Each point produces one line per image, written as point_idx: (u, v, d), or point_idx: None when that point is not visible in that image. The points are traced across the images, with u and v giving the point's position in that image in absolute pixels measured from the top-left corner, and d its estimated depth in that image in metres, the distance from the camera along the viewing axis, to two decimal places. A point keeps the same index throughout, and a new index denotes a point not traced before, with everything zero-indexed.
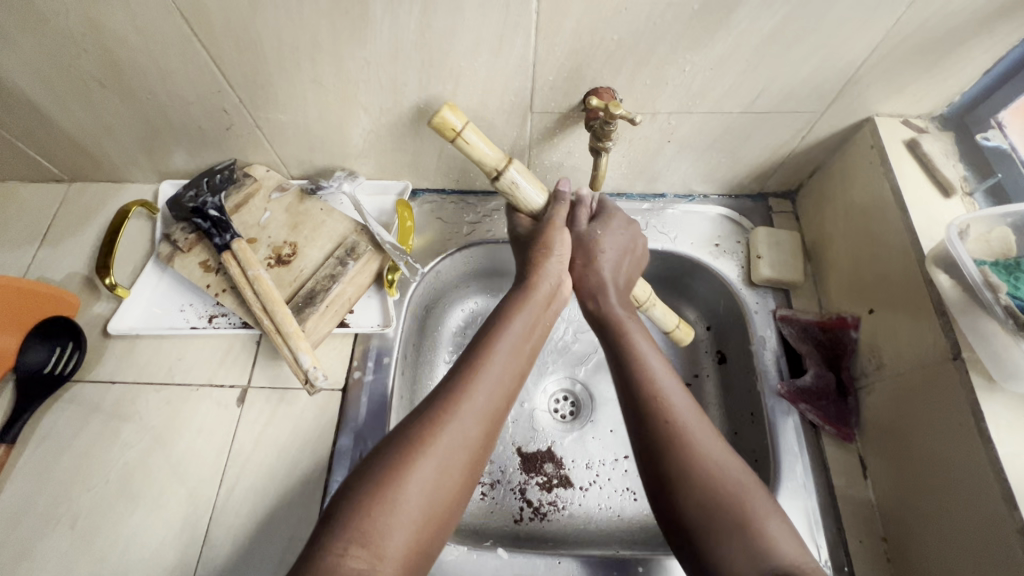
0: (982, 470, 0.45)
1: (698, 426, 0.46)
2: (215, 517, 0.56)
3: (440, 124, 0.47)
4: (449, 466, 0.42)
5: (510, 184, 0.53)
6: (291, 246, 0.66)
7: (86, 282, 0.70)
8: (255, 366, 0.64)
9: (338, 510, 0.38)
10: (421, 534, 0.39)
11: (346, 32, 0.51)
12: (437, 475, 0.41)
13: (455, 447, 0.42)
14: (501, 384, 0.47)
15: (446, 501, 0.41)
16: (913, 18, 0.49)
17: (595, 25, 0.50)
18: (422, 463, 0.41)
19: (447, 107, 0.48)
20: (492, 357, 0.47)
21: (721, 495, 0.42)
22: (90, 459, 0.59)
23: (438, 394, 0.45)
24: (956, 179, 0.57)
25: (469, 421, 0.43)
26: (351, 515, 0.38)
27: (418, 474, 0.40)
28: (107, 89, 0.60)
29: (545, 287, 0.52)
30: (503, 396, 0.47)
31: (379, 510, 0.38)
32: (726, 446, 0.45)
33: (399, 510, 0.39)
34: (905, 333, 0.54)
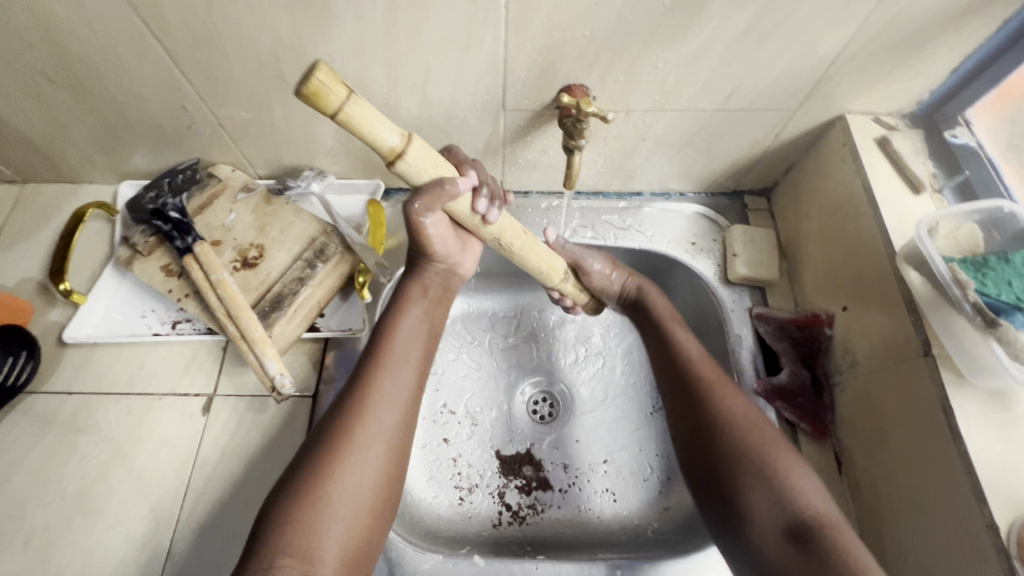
0: (952, 466, 0.45)
1: (729, 392, 0.53)
2: (179, 533, 0.54)
3: (307, 94, 0.32)
4: (371, 457, 0.45)
5: (408, 175, 0.39)
6: (258, 248, 0.63)
7: (40, 287, 0.66)
8: (221, 373, 0.62)
9: (265, 524, 0.41)
10: (356, 531, 0.43)
11: (308, 26, 0.49)
12: (362, 469, 0.44)
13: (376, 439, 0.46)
14: (410, 372, 0.50)
15: (374, 492, 0.45)
16: (882, 15, 0.49)
17: (566, 21, 0.49)
18: (348, 465, 0.44)
19: (317, 67, 0.31)
20: (395, 348, 0.51)
21: (747, 435, 0.50)
22: (45, 474, 0.56)
23: (348, 395, 0.48)
24: (925, 177, 0.58)
25: (383, 413, 0.47)
26: (278, 526, 0.41)
27: (344, 475, 0.43)
28: (57, 85, 0.57)
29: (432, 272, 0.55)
30: (413, 383, 0.50)
31: (307, 516, 0.41)
32: (757, 409, 0.52)
33: (324, 511, 0.42)
34: (876, 332, 0.54)
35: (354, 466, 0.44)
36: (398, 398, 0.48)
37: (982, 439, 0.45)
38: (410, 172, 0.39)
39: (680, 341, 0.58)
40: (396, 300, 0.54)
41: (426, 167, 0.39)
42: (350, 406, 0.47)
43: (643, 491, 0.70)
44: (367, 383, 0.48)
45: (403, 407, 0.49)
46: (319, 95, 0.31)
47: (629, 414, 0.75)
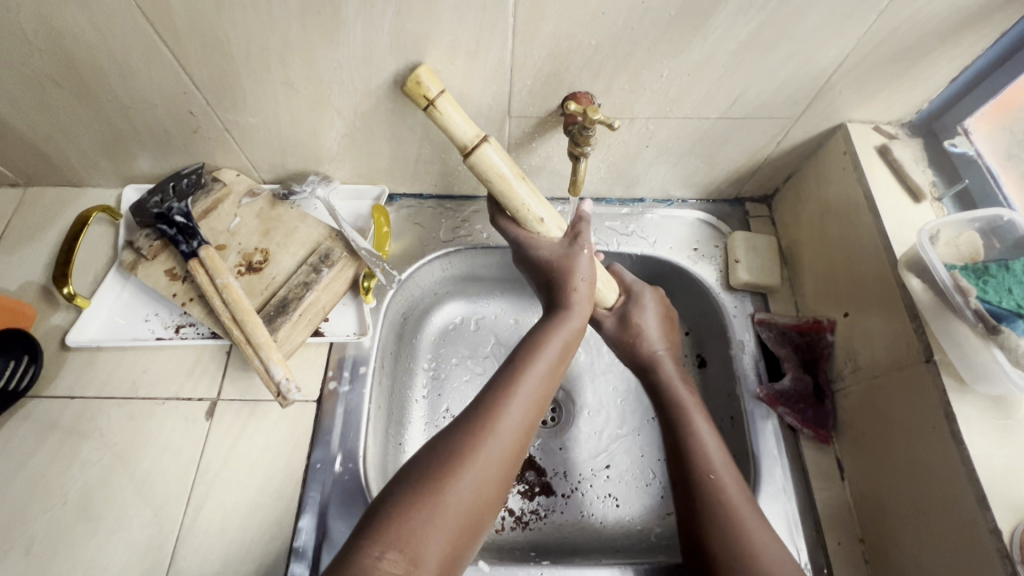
0: (955, 471, 0.45)
1: (733, 488, 0.48)
2: (183, 538, 0.54)
3: (414, 88, 0.50)
4: (486, 477, 0.43)
5: (484, 164, 0.50)
6: (262, 252, 0.63)
7: (42, 291, 0.66)
8: (225, 378, 0.62)
9: (371, 522, 0.40)
10: (457, 542, 0.40)
11: (317, 32, 0.50)
12: (477, 485, 0.42)
13: (491, 456, 0.43)
14: (536, 397, 0.48)
15: (480, 512, 0.42)
16: (884, 26, 0.49)
17: (573, 30, 0.49)
18: (463, 477, 0.42)
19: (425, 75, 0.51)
20: (533, 370, 0.48)
21: (753, 543, 0.45)
22: (46, 480, 0.56)
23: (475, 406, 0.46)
24: (925, 185, 0.58)
25: (505, 433, 0.45)
26: (388, 521, 0.39)
27: (459, 484, 0.41)
28: (63, 89, 0.57)
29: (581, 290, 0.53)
30: (537, 408, 0.48)
31: (418, 521, 0.39)
32: (759, 510, 0.47)
33: (433, 521, 0.39)
34: (878, 339, 0.55)
35: (468, 480, 0.42)
36: (520, 424, 0.46)
37: (985, 445, 0.45)
38: (487, 158, 0.50)
39: (693, 427, 0.53)
40: (537, 328, 0.52)
41: (502, 156, 0.51)
42: (474, 420, 0.45)
43: (646, 496, 0.70)
44: (499, 397, 0.46)
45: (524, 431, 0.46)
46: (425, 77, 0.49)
47: (632, 419, 0.75)
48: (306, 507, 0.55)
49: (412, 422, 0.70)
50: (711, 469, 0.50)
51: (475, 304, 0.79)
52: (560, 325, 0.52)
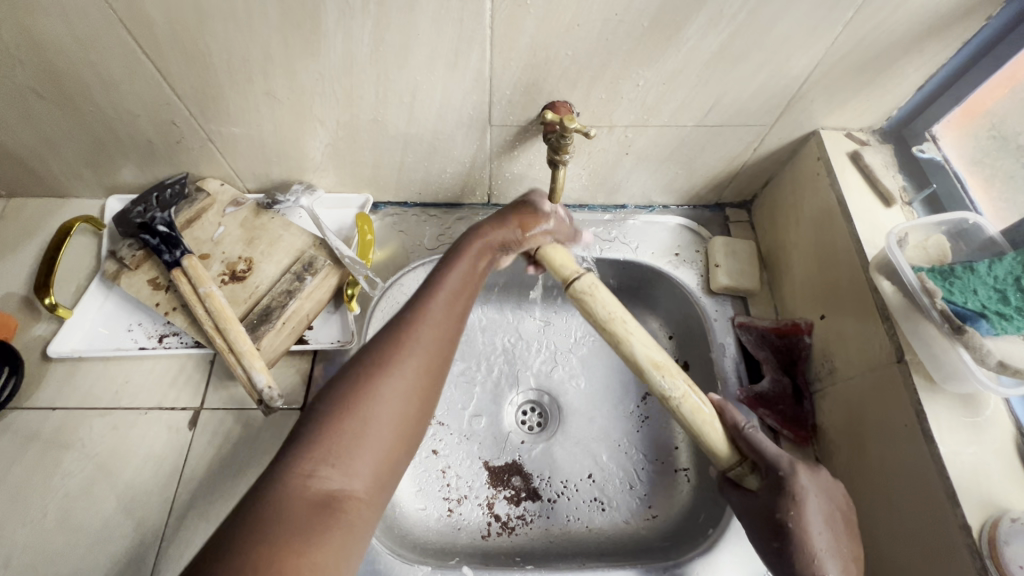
0: (927, 468, 0.46)
1: None
2: (165, 548, 0.54)
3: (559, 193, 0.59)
4: (412, 384, 0.41)
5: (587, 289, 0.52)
6: (246, 261, 0.64)
7: (24, 301, 0.66)
8: (209, 386, 0.62)
9: (293, 442, 0.37)
10: (390, 450, 0.39)
11: (298, 45, 0.50)
12: (403, 391, 0.40)
13: (418, 358, 0.42)
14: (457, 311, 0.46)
15: (412, 419, 0.40)
16: (850, 36, 0.51)
17: (549, 41, 0.51)
18: (388, 384, 0.40)
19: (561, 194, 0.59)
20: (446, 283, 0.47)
21: None
22: (26, 491, 0.56)
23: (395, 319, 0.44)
24: (896, 190, 0.60)
25: (426, 346, 0.43)
26: (315, 436, 0.37)
27: (385, 396, 0.39)
28: (45, 101, 0.57)
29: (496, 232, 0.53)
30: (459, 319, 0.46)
31: (347, 429, 0.38)
32: None
33: (359, 432, 0.38)
34: (853, 340, 0.56)
35: (392, 388, 0.40)
36: (442, 334, 0.44)
37: (955, 442, 0.46)
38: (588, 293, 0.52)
39: None
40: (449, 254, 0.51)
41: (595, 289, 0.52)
42: (387, 336, 0.43)
43: (632, 501, 0.71)
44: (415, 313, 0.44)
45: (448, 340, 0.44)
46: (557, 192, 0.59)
47: (617, 423, 0.76)
48: None
49: None
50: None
51: None
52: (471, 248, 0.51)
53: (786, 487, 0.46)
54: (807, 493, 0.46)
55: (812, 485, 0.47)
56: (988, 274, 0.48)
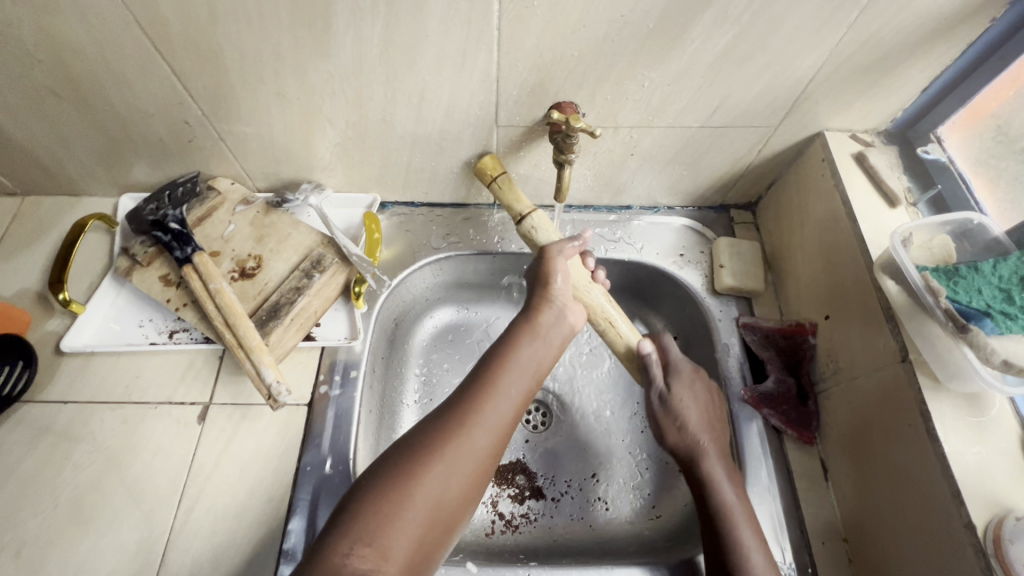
0: (929, 468, 0.47)
1: None
2: (173, 539, 0.54)
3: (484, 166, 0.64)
4: (455, 475, 0.44)
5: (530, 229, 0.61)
6: (256, 258, 0.65)
7: (38, 296, 0.67)
8: (218, 381, 0.63)
9: (341, 517, 0.41)
10: (425, 537, 0.42)
11: (309, 45, 0.51)
12: (446, 481, 0.44)
13: (466, 452, 0.45)
14: (512, 403, 0.50)
15: (451, 508, 0.44)
16: (854, 37, 0.51)
17: (555, 42, 0.51)
18: (434, 471, 0.43)
19: (491, 159, 0.64)
20: (505, 374, 0.51)
21: None
22: (38, 483, 0.56)
23: (451, 407, 0.48)
24: (900, 191, 0.60)
25: (477, 437, 0.46)
26: (359, 517, 0.40)
27: (426, 487, 0.43)
28: (62, 100, 0.58)
29: (552, 313, 0.56)
30: (514, 412, 0.50)
31: (388, 514, 0.41)
32: None
33: (404, 515, 0.41)
34: (858, 340, 0.56)
35: (438, 477, 0.43)
36: (494, 422, 0.48)
37: (959, 442, 0.46)
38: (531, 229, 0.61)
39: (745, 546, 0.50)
40: (509, 334, 0.55)
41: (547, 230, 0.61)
42: (439, 425, 0.46)
43: (636, 500, 0.71)
44: (472, 400, 0.48)
45: (499, 433, 0.48)
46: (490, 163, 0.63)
47: (620, 422, 0.76)
48: (296, 509, 0.56)
49: (404, 429, 0.71)
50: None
51: (465, 309, 0.80)
52: (530, 331, 0.54)
53: (670, 369, 0.60)
54: (688, 383, 0.59)
55: (688, 369, 0.61)
56: (992, 273, 0.48)
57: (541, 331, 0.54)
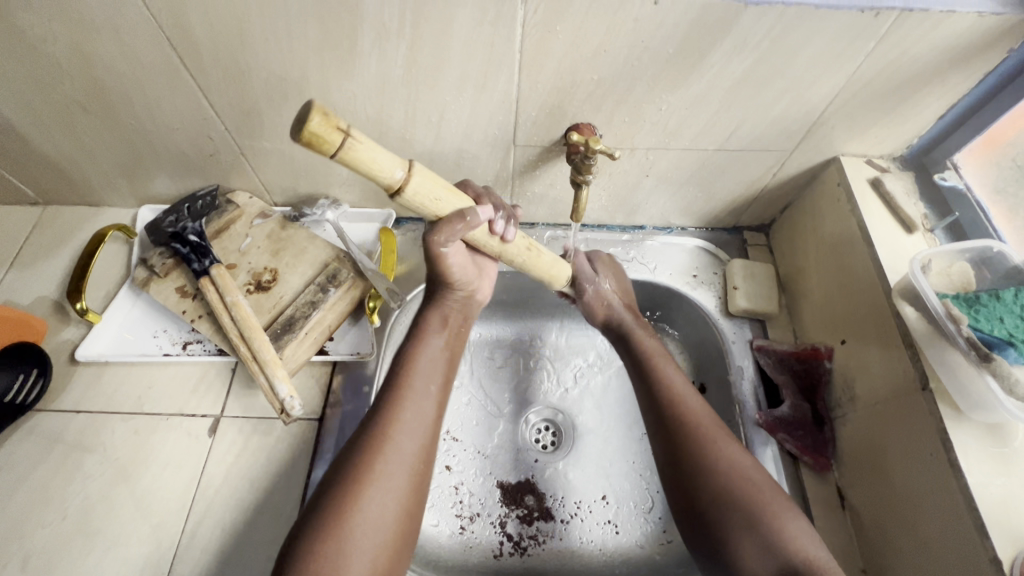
0: (953, 500, 0.46)
1: (713, 429, 0.55)
2: (180, 553, 0.54)
3: (310, 139, 0.32)
4: (394, 485, 0.49)
5: (415, 199, 0.40)
6: (271, 272, 0.65)
7: (55, 304, 0.67)
8: (230, 394, 0.63)
9: (293, 553, 0.45)
10: (382, 549, 0.47)
11: (334, 65, 0.52)
12: (384, 497, 0.48)
13: (398, 462, 0.50)
14: (430, 399, 0.55)
15: (397, 515, 0.49)
16: (871, 66, 0.52)
17: (575, 66, 0.52)
18: (371, 492, 0.48)
19: (316, 111, 0.32)
20: (416, 380, 0.55)
21: (732, 480, 0.51)
22: (47, 492, 0.56)
23: (374, 421, 0.52)
24: (917, 217, 0.60)
25: (403, 442, 0.51)
26: (309, 551, 0.45)
27: (365, 505, 0.47)
28: (90, 113, 0.59)
29: (454, 304, 0.61)
30: (433, 404, 0.55)
31: (336, 542, 0.45)
32: (740, 447, 0.54)
33: (353, 537, 0.46)
34: (863, 374, 0.57)
35: (377, 494, 0.48)
36: (417, 423, 0.53)
37: (983, 472, 0.45)
38: (416, 197, 0.40)
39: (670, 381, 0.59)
40: (416, 329, 0.60)
41: (433, 187, 0.41)
42: (364, 443, 0.51)
43: (645, 523, 0.70)
44: (389, 415, 0.52)
45: (425, 433, 0.53)
46: (319, 138, 0.32)
47: (631, 442, 0.76)
48: None
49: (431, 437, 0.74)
50: (680, 399, 0.58)
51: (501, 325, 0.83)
52: (437, 328, 0.60)
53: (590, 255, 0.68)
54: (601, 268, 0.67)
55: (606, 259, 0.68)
56: (1014, 302, 0.48)
57: (444, 324, 0.60)
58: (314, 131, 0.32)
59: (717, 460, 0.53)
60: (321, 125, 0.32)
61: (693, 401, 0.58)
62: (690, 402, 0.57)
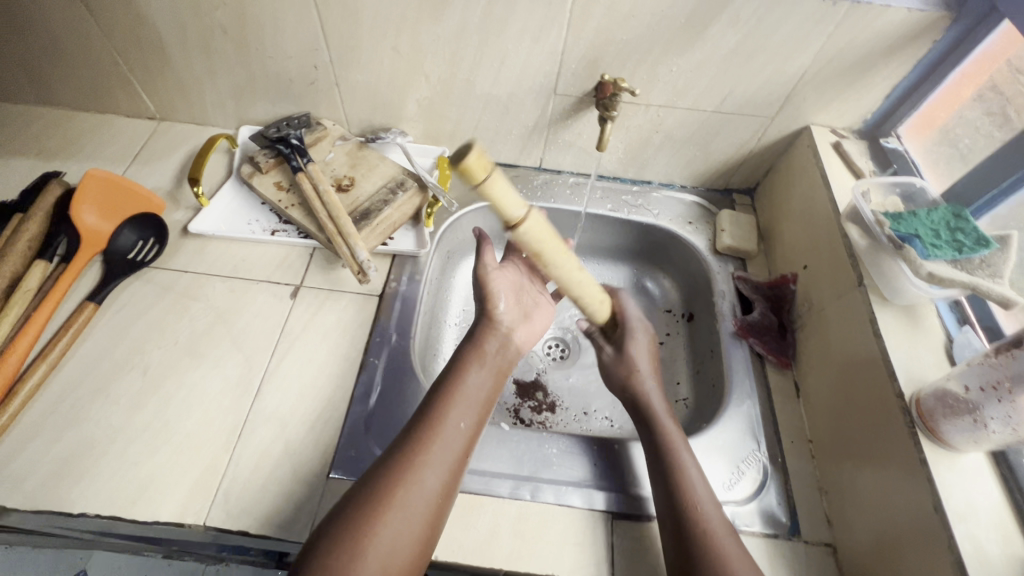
0: (876, 361, 0.60)
1: (720, 529, 0.55)
2: (267, 376, 0.67)
3: (470, 168, 0.42)
4: (413, 517, 0.51)
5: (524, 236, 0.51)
6: (350, 179, 0.80)
7: (168, 193, 0.83)
8: (308, 270, 0.77)
9: (305, 563, 0.47)
10: None
11: (428, 12, 0.69)
12: (400, 525, 0.50)
13: (421, 493, 0.52)
14: (461, 434, 0.58)
15: (411, 547, 0.50)
16: (832, 47, 0.69)
17: (609, 27, 0.69)
18: (389, 518, 0.50)
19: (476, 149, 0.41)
20: (451, 412, 0.58)
21: None
22: (162, 324, 0.70)
23: (409, 444, 0.55)
24: (866, 171, 0.76)
25: (427, 473, 0.53)
26: (324, 559, 0.47)
27: (382, 533, 0.49)
28: (226, 38, 0.76)
29: (491, 345, 0.68)
30: (463, 444, 0.57)
31: (345, 562, 0.47)
32: (741, 549, 0.53)
33: (361, 561, 0.47)
34: (855, 455, 0.61)
35: (394, 520, 0.50)
36: (446, 459, 0.55)
37: (899, 340, 0.60)
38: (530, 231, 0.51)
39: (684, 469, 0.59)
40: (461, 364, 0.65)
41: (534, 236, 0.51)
42: (393, 466, 0.53)
43: None
44: (422, 441, 0.55)
45: (450, 468, 0.55)
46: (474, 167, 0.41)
47: None
48: (366, 367, 0.69)
49: (446, 340, 0.85)
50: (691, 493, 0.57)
51: None
52: (478, 362, 0.65)
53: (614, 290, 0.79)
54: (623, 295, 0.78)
55: None
56: (927, 220, 0.63)
57: (484, 360, 0.66)
58: (470, 165, 0.41)
59: (719, 554, 0.52)
60: (475, 161, 0.41)
61: (701, 492, 0.57)
62: (704, 505, 0.56)
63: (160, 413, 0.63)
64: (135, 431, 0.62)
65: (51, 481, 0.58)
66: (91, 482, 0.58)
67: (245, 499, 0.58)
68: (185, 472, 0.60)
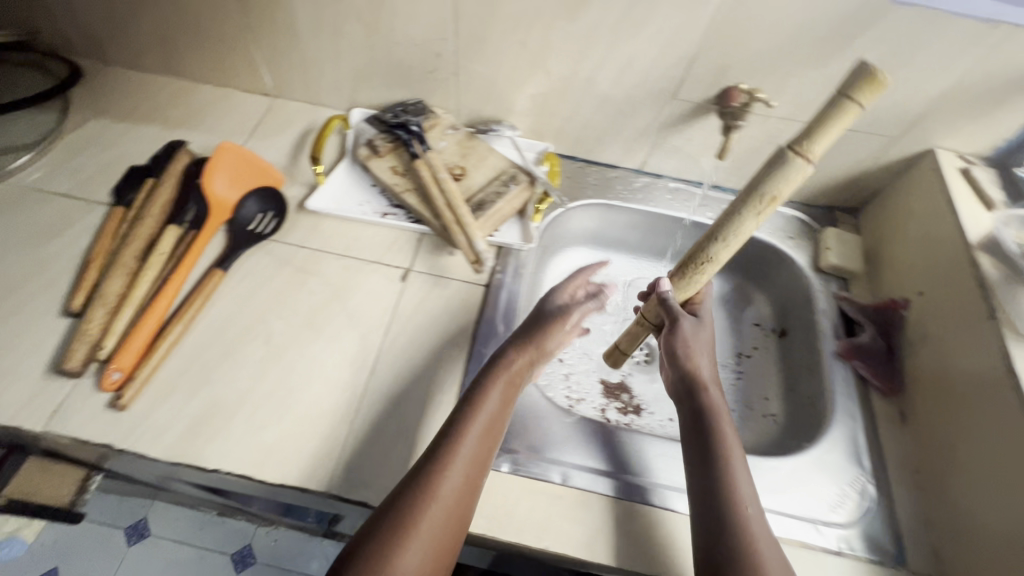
0: (1005, 398, 0.58)
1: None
2: (380, 355, 0.69)
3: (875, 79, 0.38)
4: (428, 548, 0.47)
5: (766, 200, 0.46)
6: (461, 168, 0.82)
7: (284, 169, 0.85)
8: (417, 255, 0.79)
9: None
10: None
11: (565, 8, 0.70)
12: (416, 561, 0.46)
13: (437, 521, 0.49)
14: (475, 456, 0.54)
15: None
16: (979, 69, 0.67)
17: (746, 34, 0.68)
18: (406, 552, 0.46)
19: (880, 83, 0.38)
20: (467, 434, 0.54)
21: None
22: (282, 295, 0.73)
23: (422, 469, 0.52)
24: (996, 200, 0.73)
25: (440, 499, 0.50)
26: None
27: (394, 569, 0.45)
28: (358, 22, 0.78)
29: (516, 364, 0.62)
30: (478, 466, 0.53)
31: None
32: None
33: None
34: (977, 493, 0.59)
35: (412, 554, 0.46)
36: (461, 483, 0.51)
37: None
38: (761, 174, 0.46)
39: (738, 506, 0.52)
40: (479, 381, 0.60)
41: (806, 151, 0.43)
42: (408, 494, 0.50)
43: None
44: (435, 465, 0.52)
45: (465, 493, 0.51)
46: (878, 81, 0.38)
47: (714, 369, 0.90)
48: (474, 356, 0.70)
49: None
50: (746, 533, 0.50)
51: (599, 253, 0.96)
52: (496, 378, 0.60)
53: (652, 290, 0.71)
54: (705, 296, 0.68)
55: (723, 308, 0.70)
56: None
57: (505, 377, 0.60)
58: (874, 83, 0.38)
59: None
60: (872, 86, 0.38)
61: (756, 535, 0.50)
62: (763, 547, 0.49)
63: (283, 381, 0.66)
64: (261, 396, 0.65)
65: (186, 436, 0.61)
66: (223, 441, 0.61)
67: (363, 472, 0.60)
68: (307, 440, 0.62)
